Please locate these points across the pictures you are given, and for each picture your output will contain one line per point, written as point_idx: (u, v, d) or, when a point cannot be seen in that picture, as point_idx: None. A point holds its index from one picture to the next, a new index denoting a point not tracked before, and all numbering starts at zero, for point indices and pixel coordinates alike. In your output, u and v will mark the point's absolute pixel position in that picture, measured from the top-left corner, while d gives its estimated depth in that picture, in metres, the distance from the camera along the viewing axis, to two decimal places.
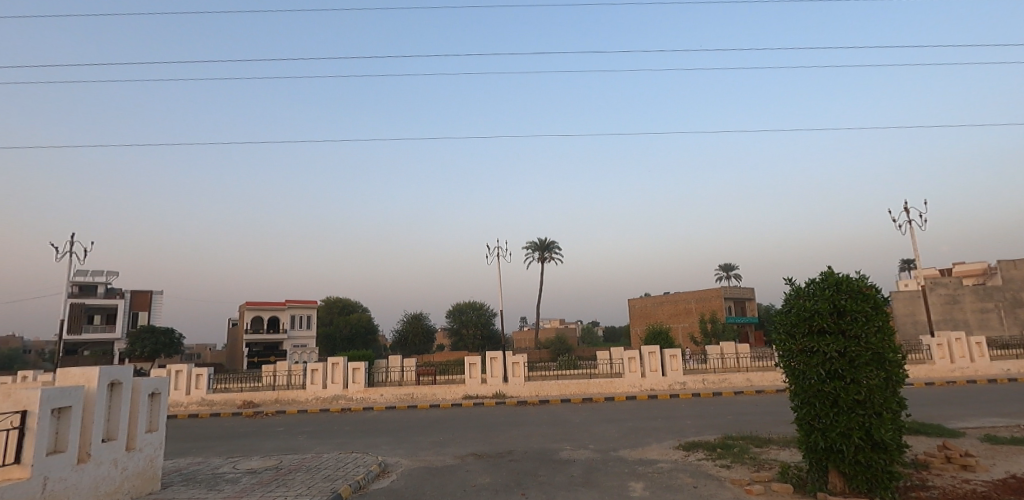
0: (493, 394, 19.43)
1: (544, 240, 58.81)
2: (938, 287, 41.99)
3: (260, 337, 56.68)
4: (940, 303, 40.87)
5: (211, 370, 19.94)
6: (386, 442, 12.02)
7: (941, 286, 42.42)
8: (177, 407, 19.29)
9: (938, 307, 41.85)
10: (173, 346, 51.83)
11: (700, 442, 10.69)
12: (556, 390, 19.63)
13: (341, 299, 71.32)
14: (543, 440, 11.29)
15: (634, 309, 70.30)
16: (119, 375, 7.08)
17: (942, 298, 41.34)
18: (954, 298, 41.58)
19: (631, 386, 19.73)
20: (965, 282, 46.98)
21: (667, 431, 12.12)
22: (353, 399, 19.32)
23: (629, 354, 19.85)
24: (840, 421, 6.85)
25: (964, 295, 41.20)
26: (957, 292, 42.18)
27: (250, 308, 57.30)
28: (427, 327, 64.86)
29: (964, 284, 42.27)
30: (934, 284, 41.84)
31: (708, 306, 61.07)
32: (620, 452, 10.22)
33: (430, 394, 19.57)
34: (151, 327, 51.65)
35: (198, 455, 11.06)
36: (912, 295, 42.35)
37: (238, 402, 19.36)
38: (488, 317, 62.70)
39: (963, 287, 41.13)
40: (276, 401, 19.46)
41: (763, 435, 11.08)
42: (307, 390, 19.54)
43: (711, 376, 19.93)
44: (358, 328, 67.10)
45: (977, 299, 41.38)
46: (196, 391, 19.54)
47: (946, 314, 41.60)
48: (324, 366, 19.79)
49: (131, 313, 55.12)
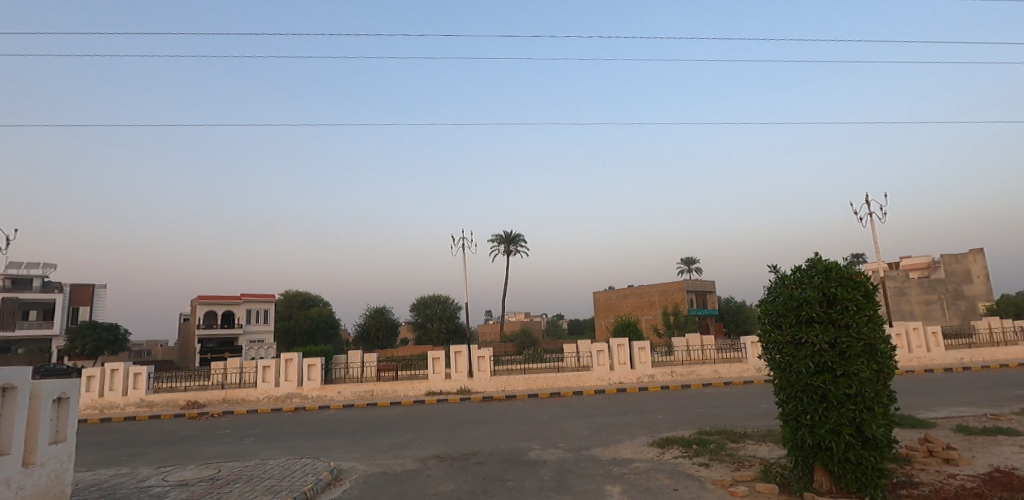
0: (457, 389, 18.62)
1: (508, 232, 58.25)
2: (888, 279, 43.19)
3: (214, 333, 54.30)
4: (890, 294, 42.09)
5: (150, 369, 18.45)
6: (340, 444, 11.12)
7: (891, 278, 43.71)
8: (112, 409, 17.78)
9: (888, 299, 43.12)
10: (118, 343, 49.17)
11: (674, 438, 10.19)
12: (523, 385, 18.97)
13: (301, 293, 69.11)
14: (511, 439, 10.61)
15: (598, 302, 70.41)
16: (12, 378, 6.09)
17: (892, 290, 42.58)
18: (902, 290, 42.93)
19: (599, 380, 19.23)
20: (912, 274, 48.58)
21: (639, 427, 11.60)
22: (308, 397, 18.25)
23: (597, 347, 19.37)
24: (830, 417, 6.35)
25: (913, 287, 42.54)
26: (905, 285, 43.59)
27: (201, 303, 54.65)
28: (390, 322, 63.52)
29: (912, 277, 43.63)
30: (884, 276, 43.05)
31: (670, 298, 61.61)
32: (592, 450, 9.62)
33: (391, 391, 18.65)
34: (93, 323, 48.78)
35: (127, 465, 9.96)
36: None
37: (181, 402, 18.00)
38: (452, 311, 61.69)
39: (911, 279, 42.47)
40: (224, 401, 18.18)
41: (739, 430, 10.65)
42: (257, 389, 18.32)
43: (679, 368, 19.63)
44: (319, 323, 65.21)
45: (923, 291, 42.80)
46: (134, 391, 18.05)
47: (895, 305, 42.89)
48: (276, 362, 18.62)
49: (71, 309, 51.96)
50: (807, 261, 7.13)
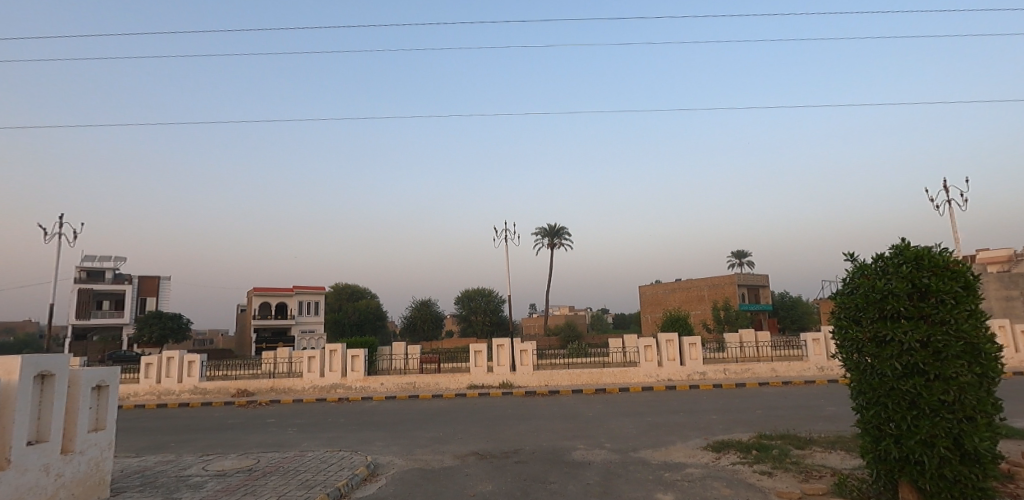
0: (500, 383, 18.26)
1: (553, 225, 57.64)
2: None
3: (268, 323, 56.05)
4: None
5: (203, 357, 18.88)
6: (380, 437, 10.93)
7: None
8: (168, 395, 18.27)
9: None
10: (181, 332, 51.37)
11: (731, 442, 9.48)
12: (568, 380, 18.43)
13: (350, 286, 70.50)
14: (553, 437, 10.14)
15: (646, 297, 68.89)
16: (50, 365, 6.01)
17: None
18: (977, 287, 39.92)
19: (647, 376, 18.49)
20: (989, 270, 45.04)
21: (692, 428, 10.89)
22: (352, 388, 18.25)
23: (645, 342, 18.62)
24: (921, 427, 5.69)
25: (990, 283, 39.43)
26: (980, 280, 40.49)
27: (256, 294, 56.58)
28: (436, 314, 63.99)
29: (989, 272, 40.53)
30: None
31: (721, 293, 59.59)
32: (640, 453, 9.02)
33: (433, 383, 18.46)
34: (158, 313, 51.10)
35: (172, 452, 10.05)
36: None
37: (231, 390, 18.34)
38: (497, 304, 61.53)
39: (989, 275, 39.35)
40: (272, 390, 18.42)
41: (803, 435, 9.81)
42: (303, 379, 18.48)
43: (733, 365, 18.65)
44: (367, 315, 66.28)
45: (1002, 287, 39.63)
46: (188, 379, 18.51)
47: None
48: (321, 353, 18.71)
49: (138, 299, 54.59)
50: (891, 248, 6.44)
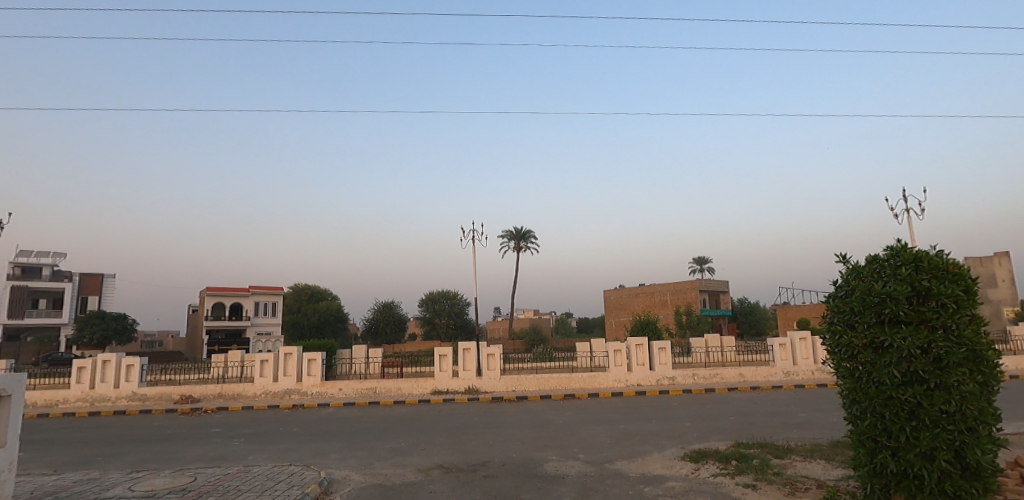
0: (465, 389, 17.54)
1: (519, 228, 57.26)
2: None
3: (221, 324, 53.79)
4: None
5: (144, 360, 17.53)
6: (335, 449, 10.10)
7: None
8: (104, 402, 16.88)
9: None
10: (126, 333, 48.75)
11: (709, 452, 9.06)
12: (535, 385, 17.84)
13: (310, 286, 68.37)
14: (524, 448, 9.52)
15: (609, 301, 69.16)
16: None
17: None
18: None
19: (615, 381, 18.07)
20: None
21: (666, 436, 10.46)
22: (308, 394, 17.26)
23: (614, 346, 18.23)
24: (921, 439, 5.30)
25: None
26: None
27: (210, 294, 54.29)
28: (399, 316, 62.68)
29: None
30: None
31: (683, 298, 60.22)
32: (616, 464, 8.50)
33: (395, 389, 17.62)
34: (101, 313, 48.30)
35: (98, 468, 9.01)
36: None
37: (174, 396, 17.07)
38: (461, 307, 60.66)
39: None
40: (220, 396, 17.24)
41: (781, 444, 9.49)
42: (255, 384, 17.34)
43: (701, 370, 18.42)
44: (327, 317, 64.39)
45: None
46: (126, 384, 17.13)
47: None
48: (275, 356, 17.63)
49: (80, 298, 51.54)
50: (885, 249, 6.09)
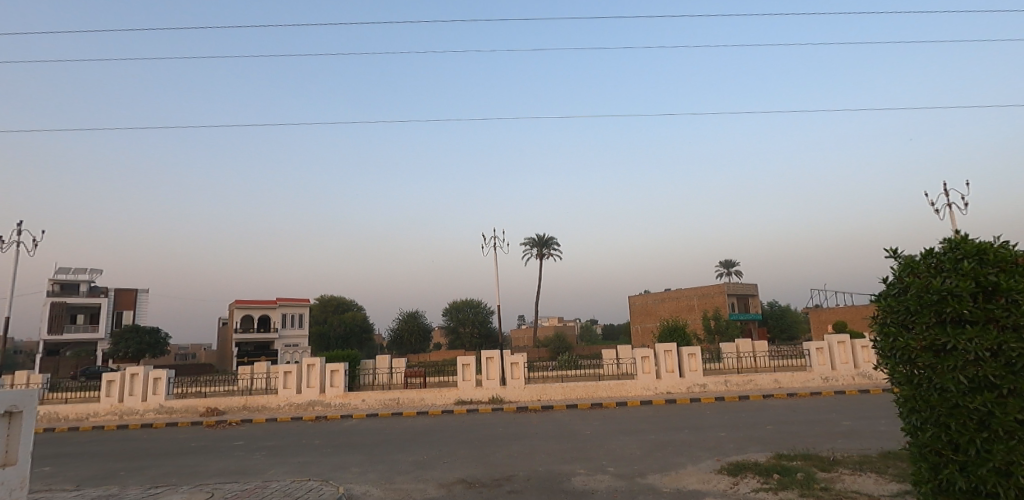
0: (489, 398, 17.16)
1: (542, 235, 56.90)
2: None
3: (250, 337, 54.44)
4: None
5: (170, 373, 17.57)
6: (356, 462, 9.82)
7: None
8: (132, 416, 16.95)
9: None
10: (159, 346, 49.64)
11: (747, 464, 8.53)
12: (562, 394, 17.38)
13: (337, 298, 68.82)
14: (550, 461, 9.11)
15: (635, 307, 68.17)
16: None
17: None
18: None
19: (644, 389, 17.49)
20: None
21: (700, 447, 9.93)
22: (331, 405, 17.09)
23: (641, 353, 17.68)
24: (995, 453, 4.78)
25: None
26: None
27: (239, 307, 55.05)
28: (424, 326, 62.73)
29: None
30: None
31: (710, 302, 58.95)
32: (648, 478, 8.03)
33: (419, 399, 17.34)
34: (135, 327, 49.31)
35: (119, 484, 8.89)
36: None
37: (200, 409, 17.05)
38: (485, 315, 60.38)
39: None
40: (244, 408, 17.16)
41: (825, 455, 8.90)
42: (279, 396, 17.21)
43: (734, 377, 17.72)
44: (353, 328, 64.75)
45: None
46: (153, 397, 17.18)
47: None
48: (298, 367, 17.49)
49: (115, 313, 52.69)
50: (942, 241, 5.57)
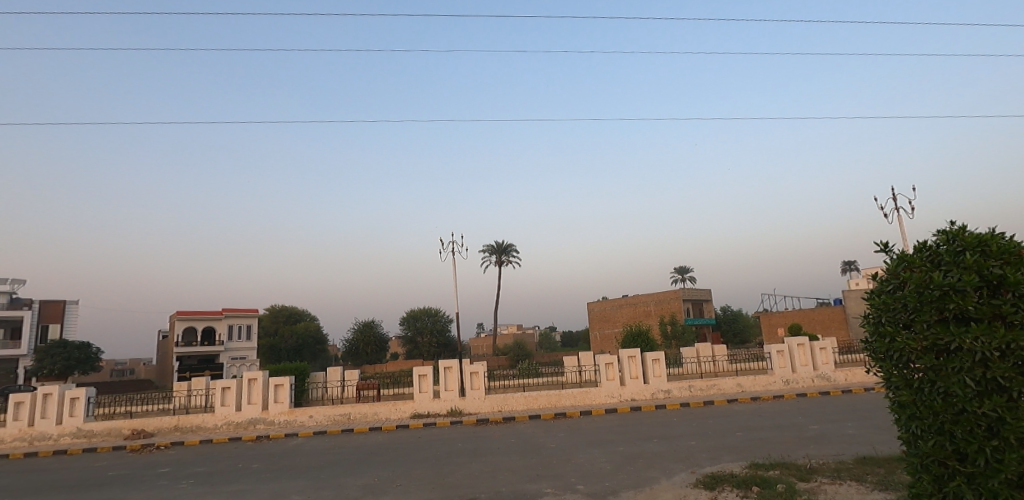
0: (447, 411, 16.27)
1: (500, 242, 56.31)
2: None
3: (193, 350, 51.55)
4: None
5: (91, 392, 15.93)
6: (298, 489, 8.83)
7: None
8: (45, 441, 15.24)
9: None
10: (90, 362, 46.31)
11: (724, 475, 8.02)
12: (523, 404, 16.66)
13: (288, 308, 66.12)
14: (513, 480, 8.37)
15: (593, 313, 68.25)
16: None
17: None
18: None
19: (608, 397, 16.94)
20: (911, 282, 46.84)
21: (672, 458, 9.39)
22: (274, 423, 15.83)
23: (605, 359, 17.16)
24: (1006, 463, 4.32)
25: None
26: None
27: (180, 318, 52.05)
28: (380, 336, 60.94)
29: None
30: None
31: (666, 308, 59.47)
32: (620, 496, 7.41)
33: (371, 414, 16.30)
34: (64, 342, 45.88)
35: None
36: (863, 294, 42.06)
37: (125, 432, 15.49)
38: (443, 324, 59.15)
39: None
40: (176, 429, 15.69)
41: (802, 463, 8.48)
42: (215, 414, 15.84)
43: (697, 382, 17.42)
44: (305, 339, 62.36)
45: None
46: (70, 419, 15.52)
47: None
48: (238, 383, 16.16)
49: (41, 327, 48.92)
50: (936, 233, 5.12)
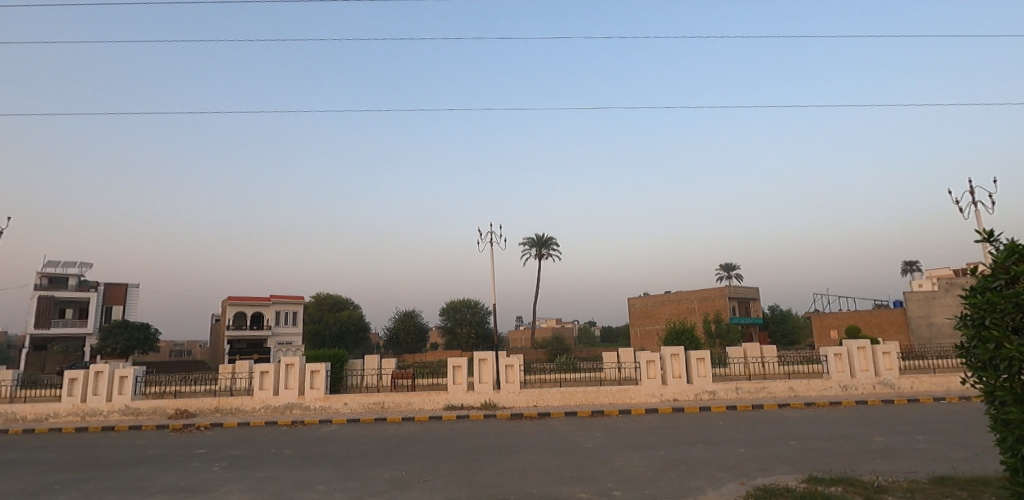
0: (482, 404, 15.88)
1: (542, 235, 55.79)
2: (954, 288, 38.79)
3: (243, 334, 53.10)
4: (955, 304, 37.94)
5: (137, 371, 16.26)
6: (324, 479, 8.56)
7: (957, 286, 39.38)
8: (94, 417, 15.65)
9: (953, 308, 39.08)
10: (148, 343, 48.27)
11: (778, 489, 7.29)
12: (560, 400, 16.10)
13: (333, 296, 67.33)
14: (546, 482, 7.85)
15: (634, 309, 66.96)
16: None
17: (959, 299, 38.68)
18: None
19: (649, 396, 16.21)
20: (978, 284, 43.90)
21: (719, 466, 8.69)
22: (310, 409, 15.80)
23: (647, 356, 16.40)
24: None
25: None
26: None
27: (231, 303, 53.40)
28: (421, 326, 61.41)
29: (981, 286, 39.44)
30: (948, 284, 38.95)
31: (711, 306, 57.73)
32: None
33: (405, 404, 16.08)
34: (124, 322, 47.92)
35: None
36: (926, 296, 39.59)
37: (168, 411, 15.75)
38: (484, 315, 59.12)
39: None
40: (216, 410, 15.86)
41: (867, 480, 7.66)
42: (253, 397, 15.92)
43: (745, 384, 16.48)
44: (349, 326, 63.48)
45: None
46: (118, 397, 15.89)
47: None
48: (276, 367, 16.19)
49: (104, 308, 51.29)
50: None
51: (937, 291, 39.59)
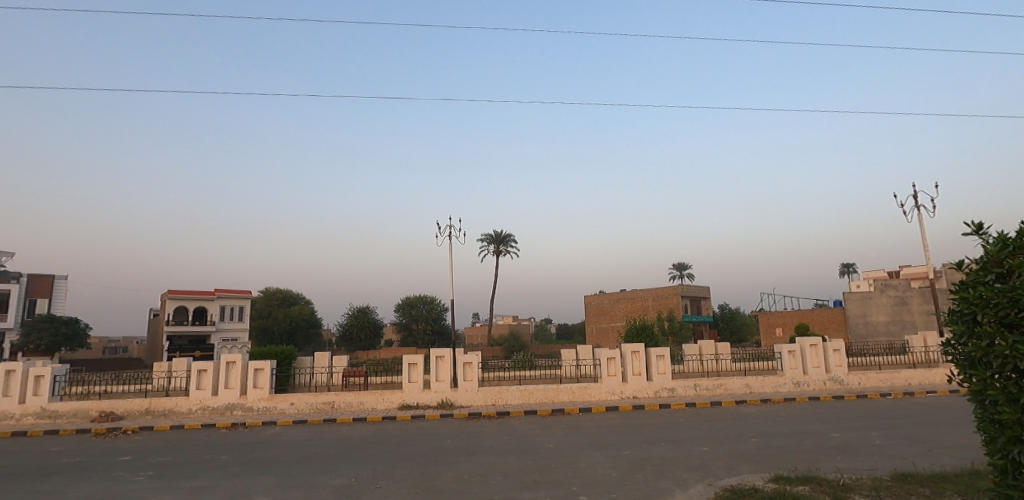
0: (438, 403, 15.27)
1: (499, 232, 55.34)
2: (888, 289, 40.66)
3: (184, 330, 50.53)
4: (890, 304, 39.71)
5: (57, 370, 14.88)
6: (264, 488, 7.84)
7: (892, 287, 41.24)
8: (5, 420, 14.25)
9: (887, 308, 40.91)
10: (78, 339, 45.21)
11: (747, 490, 7.04)
12: (519, 398, 15.67)
13: (283, 290, 64.94)
14: (507, 486, 7.39)
15: (588, 306, 67.46)
16: None
17: (893, 299, 40.51)
18: (903, 300, 40.91)
19: (609, 394, 15.98)
20: (911, 285, 46.16)
21: (684, 466, 8.43)
22: (253, 409, 14.84)
23: (607, 353, 16.16)
24: None
25: (914, 297, 40.75)
26: (905, 294, 41.28)
27: (172, 297, 50.80)
28: (374, 322, 60.05)
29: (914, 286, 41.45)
30: (884, 285, 40.72)
31: (664, 303, 58.71)
32: None
33: (356, 403, 15.32)
34: (50, 317, 44.72)
35: None
36: (863, 295, 41.30)
37: (93, 413, 14.51)
38: (439, 312, 58.31)
39: (913, 290, 40.40)
40: (147, 412, 14.70)
41: (832, 479, 7.52)
42: (189, 398, 14.82)
43: (704, 381, 16.47)
44: (299, 322, 61.41)
45: (924, 302, 41.02)
46: (34, 399, 14.51)
47: (894, 315, 40.80)
48: (215, 365, 15.13)
49: (28, 301, 47.79)
50: None
51: (874, 292, 41.36)
